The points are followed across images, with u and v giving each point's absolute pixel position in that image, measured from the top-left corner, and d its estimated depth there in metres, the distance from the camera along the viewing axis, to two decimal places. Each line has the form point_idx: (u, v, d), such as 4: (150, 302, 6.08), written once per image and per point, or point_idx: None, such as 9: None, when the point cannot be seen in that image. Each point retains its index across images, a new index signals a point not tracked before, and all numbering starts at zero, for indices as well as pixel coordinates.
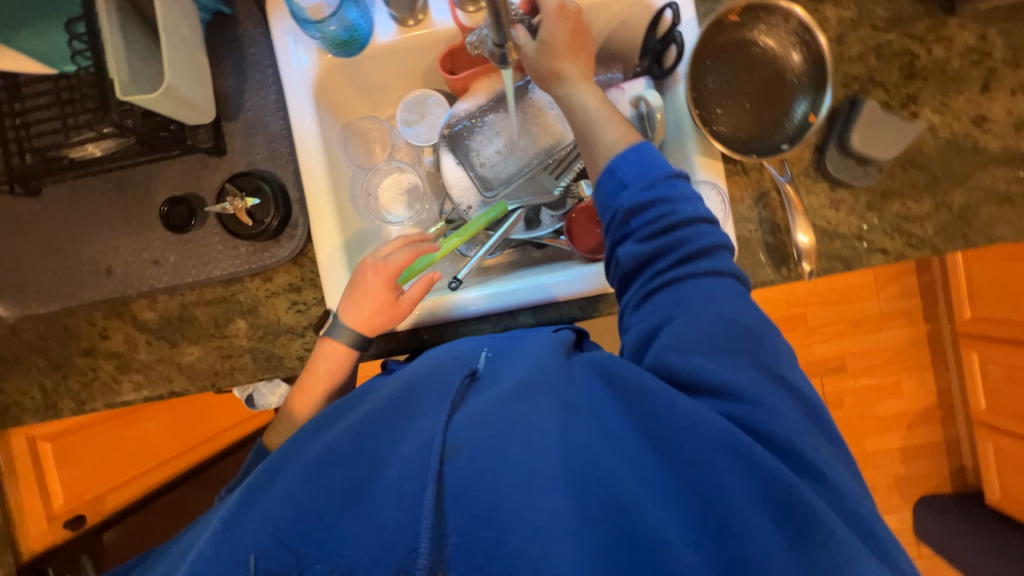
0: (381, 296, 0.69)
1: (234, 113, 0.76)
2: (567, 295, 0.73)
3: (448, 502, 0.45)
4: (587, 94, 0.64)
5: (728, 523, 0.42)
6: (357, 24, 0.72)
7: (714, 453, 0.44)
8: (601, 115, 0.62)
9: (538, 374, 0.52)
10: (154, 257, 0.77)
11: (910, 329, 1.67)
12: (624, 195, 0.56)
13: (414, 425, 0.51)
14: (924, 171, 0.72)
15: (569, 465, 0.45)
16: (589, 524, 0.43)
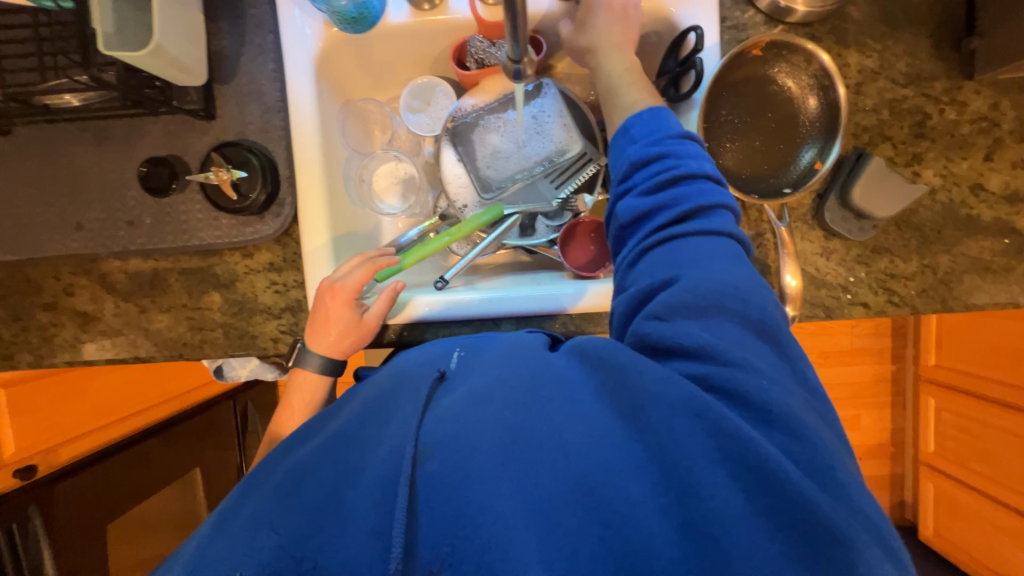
0: (345, 318, 0.69)
1: (228, 76, 0.72)
2: (577, 307, 0.73)
3: (420, 505, 0.44)
4: (618, 62, 0.66)
5: (698, 494, 0.41)
6: (369, 2, 0.67)
7: (676, 419, 0.43)
8: (623, 79, 0.65)
9: (506, 371, 0.52)
10: (128, 217, 0.73)
11: (876, 367, 1.73)
12: (631, 151, 0.58)
13: (384, 430, 0.51)
14: (916, 231, 0.72)
15: (532, 447, 0.45)
16: (555, 504, 0.42)
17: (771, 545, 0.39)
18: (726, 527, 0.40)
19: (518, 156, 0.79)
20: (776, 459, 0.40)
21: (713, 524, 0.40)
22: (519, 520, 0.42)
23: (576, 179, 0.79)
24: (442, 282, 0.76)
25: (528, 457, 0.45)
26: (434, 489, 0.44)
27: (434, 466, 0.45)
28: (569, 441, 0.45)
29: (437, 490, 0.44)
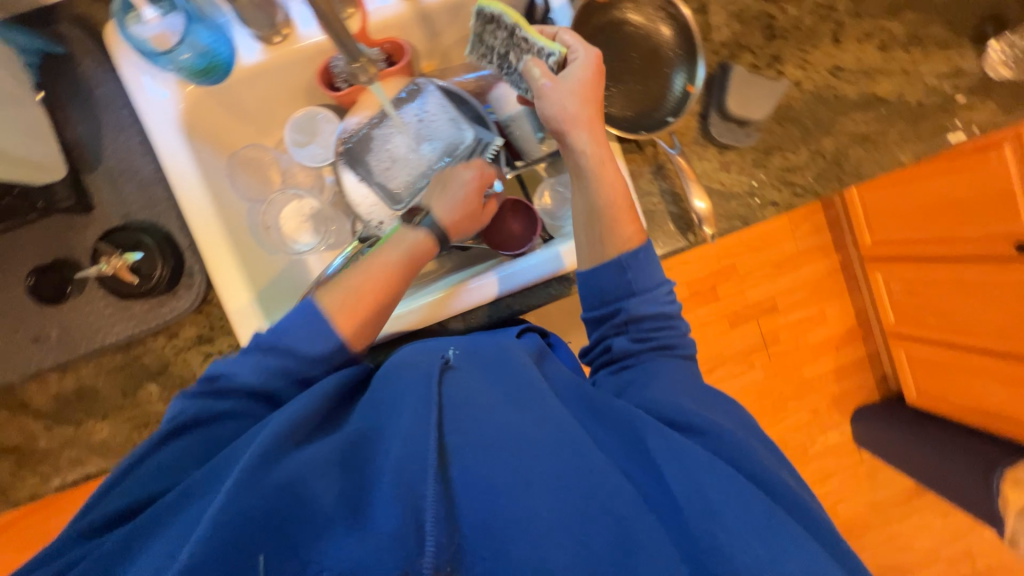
0: (475, 208, 0.73)
1: (95, 162, 0.69)
2: (510, 289, 0.73)
3: (456, 502, 0.45)
4: (610, 182, 0.64)
5: (704, 509, 0.45)
6: (213, 49, 0.66)
7: (698, 470, 0.47)
8: (621, 207, 0.63)
9: (523, 387, 0.54)
10: (32, 334, 0.68)
11: (826, 261, 1.83)
12: (633, 302, 0.60)
13: (393, 425, 0.49)
14: (797, 124, 0.77)
15: (563, 468, 0.46)
16: (585, 529, 0.43)
17: (766, 539, 0.43)
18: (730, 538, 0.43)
19: (417, 160, 0.79)
20: (783, 516, 0.45)
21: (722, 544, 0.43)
22: (554, 538, 0.42)
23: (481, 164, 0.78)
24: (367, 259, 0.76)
25: (558, 477, 0.46)
26: (467, 499, 0.45)
27: (460, 469, 0.46)
28: (591, 478, 0.46)
29: (465, 496, 0.45)
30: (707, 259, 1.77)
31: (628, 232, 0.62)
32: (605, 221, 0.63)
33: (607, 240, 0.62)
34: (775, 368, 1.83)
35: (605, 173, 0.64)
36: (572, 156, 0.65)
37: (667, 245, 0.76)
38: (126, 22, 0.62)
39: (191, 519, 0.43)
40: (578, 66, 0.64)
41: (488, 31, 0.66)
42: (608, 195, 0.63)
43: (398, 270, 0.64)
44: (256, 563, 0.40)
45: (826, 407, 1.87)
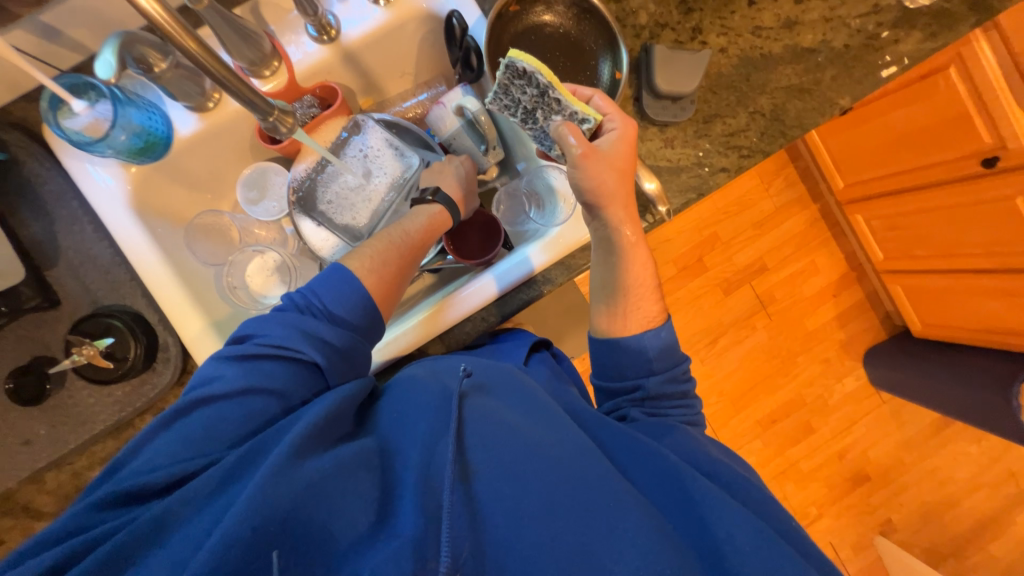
0: (471, 189, 0.79)
1: (54, 256, 0.70)
2: (491, 295, 0.73)
3: (479, 524, 0.46)
4: (636, 272, 0.67)
5: (709, 522, 0.48)
6: (149, 128, 0.68)
7: (724, 508, 0.48)
8: (641, 283, 0.67)
9: (543, 409, 0.57)
10: (21, 437, 0.69)
11: (805, 212, 1.83)
12: (652, 381, 0.63)
13: (410, 442, 0.51)
14: (730, 88, 0.78)
15: (584, 487, 0.47)
16: (608, 547, 0.43)
17: (764, 549, 0.46)
18: (736, 552, 0.46)
19: (368, 195, 0.80)
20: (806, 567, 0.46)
21: (727, 559, 0.45)
22: (580, 558, 0.43)
23: None
24: None
25: (576, 496, 0.46)
26: (489, 513, 0.46)
27: (484, 488, 0.47)
28: (617, 497, 0.47)
29: (490, 517, 0.46)
30: (688, 233, 1.78)
31: (651, 310, 0.66)
32: (633, 299, 0.66)
33: (630, 315, 0.66)
34: (778, 327, 1.83)
35: (635, 250, 0.67)
36: (602, 228, 0.67)
37: None
38: (58, 118, 0.64)
39: (203, 524, 0.42)
40: (614, 136, 0.64)
41: (517, 85, 0.64)
42: (636, 270, 0.67)
43: (418, 239, 0.70)
44: (272, 559, 0.40)
45: (835, 355, 1.85)
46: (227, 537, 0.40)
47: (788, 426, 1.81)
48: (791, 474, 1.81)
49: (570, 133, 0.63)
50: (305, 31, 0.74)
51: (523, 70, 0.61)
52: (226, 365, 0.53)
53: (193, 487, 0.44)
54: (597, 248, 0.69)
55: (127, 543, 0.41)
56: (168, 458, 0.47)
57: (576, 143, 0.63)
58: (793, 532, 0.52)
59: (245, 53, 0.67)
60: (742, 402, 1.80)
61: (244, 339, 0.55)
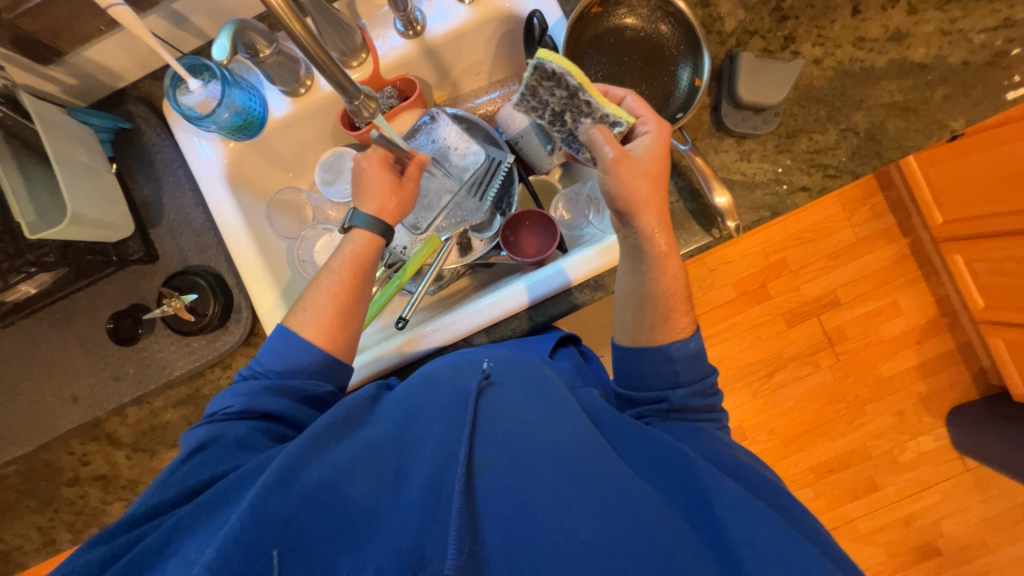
0: (388, 189, 0.70)
1: (158, 217, 0.79)
2: (534, 299, 0.73)
3: (481, 520, 0.46)
4: (669, 278, 0.63)
5: (727, 528, 0.45)
6: (248, 107, 0.74)
7: (746, 516, 0.45)
8: (674, 292, 0.63)
9: (558, 408, 0.54)
10: (113, 372, 0.78)
11: (892, 247, 1.66)
12: (678, 394, 0.61)
13: (430, 429, 0.52)
14: (821, 103, 0.73)
15: (596, 489, 0.46)
16: (621, 554, 0.43)
17: (784, 549, 0.43)
18: (754, 555, 0.43)
19: (433, 185, 0.83)
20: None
21: (745, 563, 0.43)
22: (590, 565, 0.43)
23: (493, 184, 0.81)
24: (395, 268, 0.82)
25: (587, 501, 0.46)
26: (494, 511, 0.46)
27: (490, 483, 0.48)
28: (634, 498, 0.46)
29: (495, 509, 0.46)
30: (753, 257, 1.67)
31: (680, 322, 0.64)
32: (661, 311, 0.63)
33: (659, 328, 0.63)
34: (845, 368, 1.67)
35: (665, 261, 0.63)
36: (631, 236, 0.64)
37: (689, 243, 0.74)
38: (177, 94, 0.71)
39: (208, 535, 0.46)
40: (648, 140, 0.63)
41: (545, 87, 0.63)
42: (665, 281, 0.63)
43: (343, 272, 0.66)
44: (272, 558, 0.43)
45: (912, 409, 1.66)
46: (225, 544, 0.42)
47: (846, 479, 1.65)
48: (845, 532, 1.64)
49: (602, 139, 0.61)
50: (393, 27, 0.78)
51: (552, 70, 0.60)
52: (257, 390, 0.59)
53: (204, 500, 0.49)
54: (625, 256, 0.66)
55: (146, 551, 0.46)
56: (191, 475, 0.52)
57: (609, 149, 0.60)
58: (816, 530, 0.50)
59: (339, 45, 0.72)
60: (795, 444, 1.66)
61: (260, 373, 0.62)
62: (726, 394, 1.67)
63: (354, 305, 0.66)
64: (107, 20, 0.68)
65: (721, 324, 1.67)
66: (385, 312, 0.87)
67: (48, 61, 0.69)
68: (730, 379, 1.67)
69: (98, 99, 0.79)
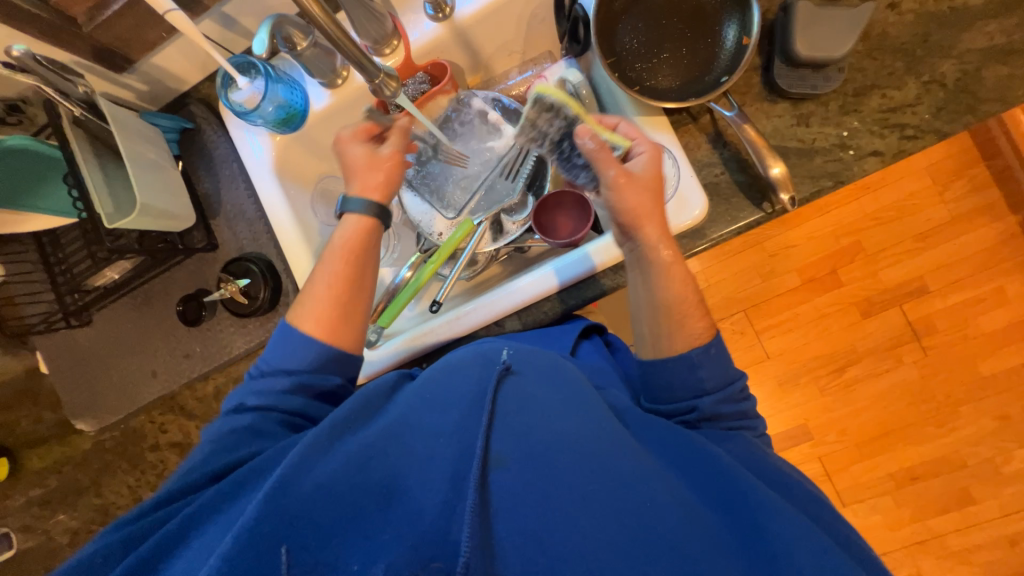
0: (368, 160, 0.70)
1: (217, 209, 0.85)
2: (560, 285, 0.71)
3: (495, 515, 0.46)
4: (677, 284, 0.59)
5: (766, 530, 0.44)
6: (289, 100, 0.78)
7: (788, 526, 0.44)
8: (686, 298, 0.59)
9: (577, 396, 0.53)
10: (184, 350, 0.86)
11: (995, 225, 1.44)
12: (706, 402, 0.57)
13: (446, 420, 0.52)
14: (898, 53, 0.63)
15: (614, 489, 0.45)
16: (642, 555, 0.42)
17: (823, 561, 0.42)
18: (793, 564, 0.42)
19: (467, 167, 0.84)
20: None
21: (780, 557, 0.42)
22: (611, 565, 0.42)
23: (525, 166, 0.81)
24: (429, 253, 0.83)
25: (607, 500, 0.45)
26: (510, 509, 0.46)
27: (506, 478, 0.47)
28: (657, 498, 0.45)
29: (511, 503, 0.46)
30: (820, 239, 1.52)
31: (696, 328, 0.59)
32: (677, 319, 0.59)
33: (674, 335, 0.59)
34: (934, 365, 1.47)
35: (673, 267, 0.59)
36: (635, 248, 0.61)
37: (736, 218, 0.68)
38: (227, 91, 0.76)
39: (224, 526, 0.48)
40: (645, 159, 0.61)
41: (545, 119, 0.63)
42: (675, 288, 0.59)
43: (340, 264, 0.67)
44: (280, 555, 0.42)
45: (1020, 412, 1.44)
46: (240, 533, 0.42)
47: (935, 489, 1.46)
48: (932, 548, 1.46)
49: (604, 161, 0.59)
50: (423, 11, 0.78)
51: (551, 103, 0.60)
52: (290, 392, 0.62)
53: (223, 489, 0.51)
54: (631, 269, 0.63)
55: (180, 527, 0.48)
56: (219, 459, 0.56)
57: (610, 173, 0.59)
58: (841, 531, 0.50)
59: (370, 33, 0.73)
60: (871, 447, 1.49)
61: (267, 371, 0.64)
62: (788, 389, 1.53)
63: (355, 296, 0.67)
64: (168, 28, 0.74)
65: (783, 314, 1.54)
66: (420, 298, 0.88)
67: (123, 69, 0.77)
68: (792, 373, 1.53)
69: (167, 102, 0.87)
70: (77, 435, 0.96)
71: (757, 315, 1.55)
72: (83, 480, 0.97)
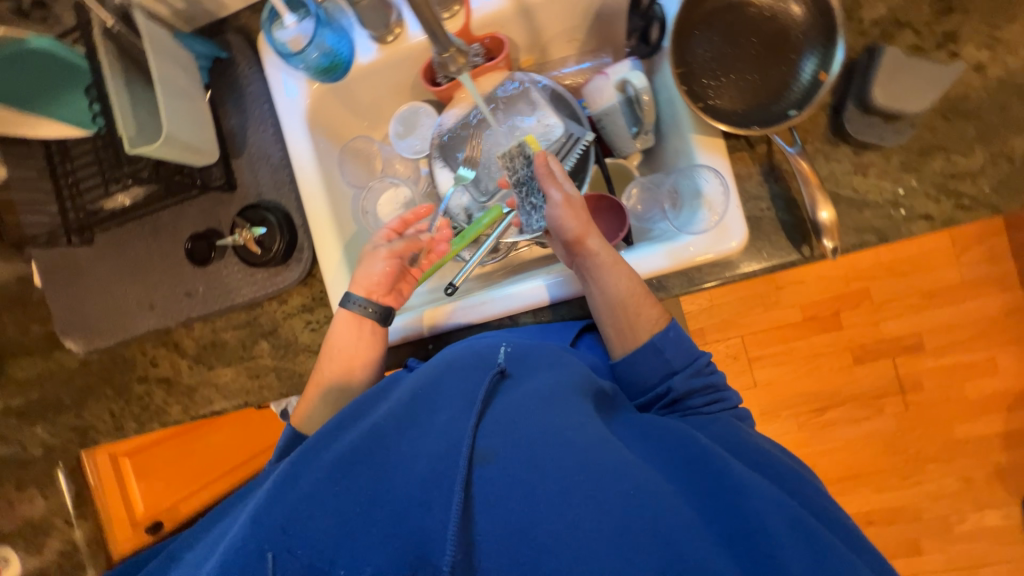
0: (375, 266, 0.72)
1: (240, 149, 0.82)
2: (553, 297, 0.72)
3: (476, 511, 0.45)
4: (623, 277, 0.65)
5: (748, 512, 0.46)
6: (336, 49, 0.74)
7: (768, 508, 0.46)
8: (637, 291, 0.65)
9: (561, 387, 0.55)
10: (186, 289, 0.84)
11: (1002, 296, 1.45)
12: (677, 380, 0.63)
13: (434, 421, 0.52)
14: (972, 118, 0.61)
15: (598, 480, 0.46)
16: (628, 548, 0.42)
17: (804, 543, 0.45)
18: (776, 544, 0.44)
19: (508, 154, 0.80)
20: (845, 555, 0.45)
21: (767, 545, 0.44)
22: (596, 556, 0.42)
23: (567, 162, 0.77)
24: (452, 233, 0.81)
25: (592, 491, 0.45)
26: (496, 509, 0.45)
27: (494, 471, 0.47)
28: (640, 486, 0.46)
29: (495, 498, 0.46)
30: (830, 280, 1.52)
31: (649, 315, 0.65)
32: (632, 310, 0.65)
33: (633, 326, 0.65)
34: (913, 420, 1.51)
35: (616, 266, 0.65)
36: (579, 261, 0.68)
37: (772, 257, 0.67)
38: (271, 27, 0.71)
39: (211, 541, 0.48)
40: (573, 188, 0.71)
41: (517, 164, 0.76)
42: (622, 285, 0.65)
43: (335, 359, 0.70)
44: (266, 561, 0.43)
45: (982, 478, 1.49)
46: (227, 555, 0.43)
47: (887, 536, 1.51)
48: None
49: (548, 185, 0.69)
50: None
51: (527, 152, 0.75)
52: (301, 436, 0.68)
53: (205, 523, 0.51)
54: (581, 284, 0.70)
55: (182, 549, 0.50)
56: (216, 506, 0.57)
57: (553, 194, 0.68)
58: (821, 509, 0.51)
59: None
60: (837, 488, 1.53)
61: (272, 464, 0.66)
62: (769, 419, 1.56)
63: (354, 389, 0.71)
64: None
65: (779, 346, 1.55)
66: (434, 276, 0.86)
67: None
68: (776, 405, 1.55)
69: (203, 26, 0.82)
70: (64, 352, 0.93)
71: (754, 343, 1.56)
72: (65, 398, 0.94)
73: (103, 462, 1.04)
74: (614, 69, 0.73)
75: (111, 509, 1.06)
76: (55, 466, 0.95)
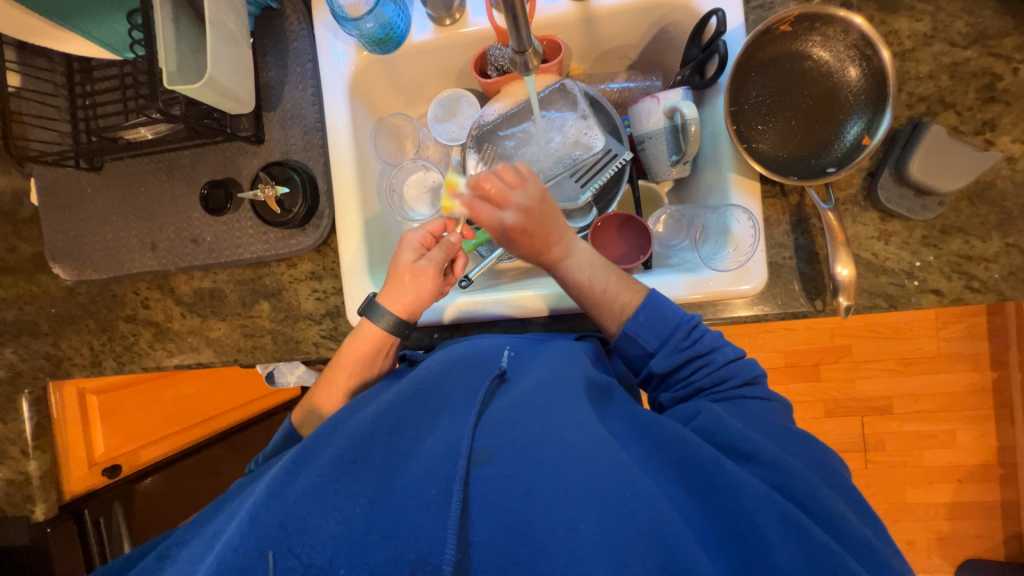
0: (407, 272, 0.68)
1: (275, 104, 0.79)
2: (558, 309, 0.72)
3: (473, 509, 0.45)
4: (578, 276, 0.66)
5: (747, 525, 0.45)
6: (392, 22, 0.73)
7: (765, 517, 0.45)
8: (600, 288, 0.65)
9: (559, 385, 0.55)
10: (193, 235, 0.81)
11: (973, 374, 1.51)
12: (656, 361, 0.62)
13: (436, 423, 0.52)
14: (995, 207, 0.64)
15: (593, 483, 0.45)
16: (624, 552, 0.42)
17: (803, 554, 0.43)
18: (774, 558, 0.43)
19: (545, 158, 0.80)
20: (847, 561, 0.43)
21: (763, 556, 0.43)
22: (592, 559, 0.41)
23: (602, 176, 0.77)
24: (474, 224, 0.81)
25: (587, 493, 0.45)
26: (493, 510, 0.45)
27: (492, 471, 0.47)
28: (634, 489, 0.45)
29: (493, 497, 0.46)
30: (818, 332, 1.56)
31: (617, 304, 0.65)
32: (596, 305, 0.66)
33: (605, 317, 0.66)
34: (870, 478, 1.57)
35: (567, 270, 0.67)
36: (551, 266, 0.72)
37: (786, 306, 0.68)
38: None
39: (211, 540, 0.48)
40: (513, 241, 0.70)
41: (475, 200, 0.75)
42: (577, 286, 0.67)
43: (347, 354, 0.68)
44: (266, 558, 0.43)
45: (923, 541, 1.56)
46: (225, 555, 0.43)
47: None
48: None
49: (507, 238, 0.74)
50: None
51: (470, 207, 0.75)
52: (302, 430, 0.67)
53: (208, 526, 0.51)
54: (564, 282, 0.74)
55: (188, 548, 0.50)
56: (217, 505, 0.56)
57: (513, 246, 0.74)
58: (836, 514, 0.46)
59: None
60: None
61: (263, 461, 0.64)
62: None
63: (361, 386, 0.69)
64: None
65: None
66: None
67: None
68: None
69: None
70: (50, 277, 0.89)
71: None
72: (42, 324, 0.90)
73: (68, 397, 0.98)
74: (669, 92, 0.72)
75: (68, 448, 0.98)
76: (17, 392, 0.90)
